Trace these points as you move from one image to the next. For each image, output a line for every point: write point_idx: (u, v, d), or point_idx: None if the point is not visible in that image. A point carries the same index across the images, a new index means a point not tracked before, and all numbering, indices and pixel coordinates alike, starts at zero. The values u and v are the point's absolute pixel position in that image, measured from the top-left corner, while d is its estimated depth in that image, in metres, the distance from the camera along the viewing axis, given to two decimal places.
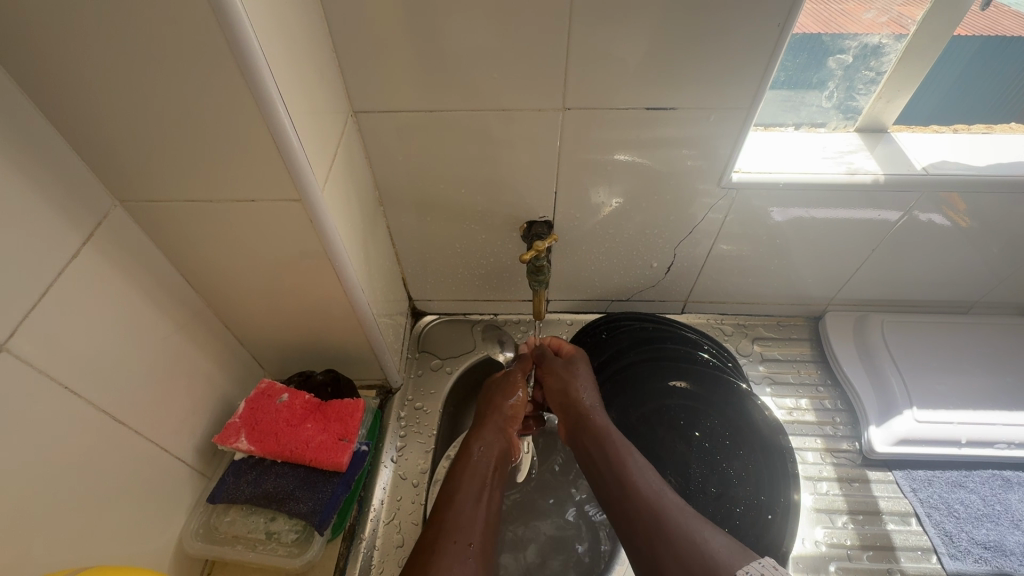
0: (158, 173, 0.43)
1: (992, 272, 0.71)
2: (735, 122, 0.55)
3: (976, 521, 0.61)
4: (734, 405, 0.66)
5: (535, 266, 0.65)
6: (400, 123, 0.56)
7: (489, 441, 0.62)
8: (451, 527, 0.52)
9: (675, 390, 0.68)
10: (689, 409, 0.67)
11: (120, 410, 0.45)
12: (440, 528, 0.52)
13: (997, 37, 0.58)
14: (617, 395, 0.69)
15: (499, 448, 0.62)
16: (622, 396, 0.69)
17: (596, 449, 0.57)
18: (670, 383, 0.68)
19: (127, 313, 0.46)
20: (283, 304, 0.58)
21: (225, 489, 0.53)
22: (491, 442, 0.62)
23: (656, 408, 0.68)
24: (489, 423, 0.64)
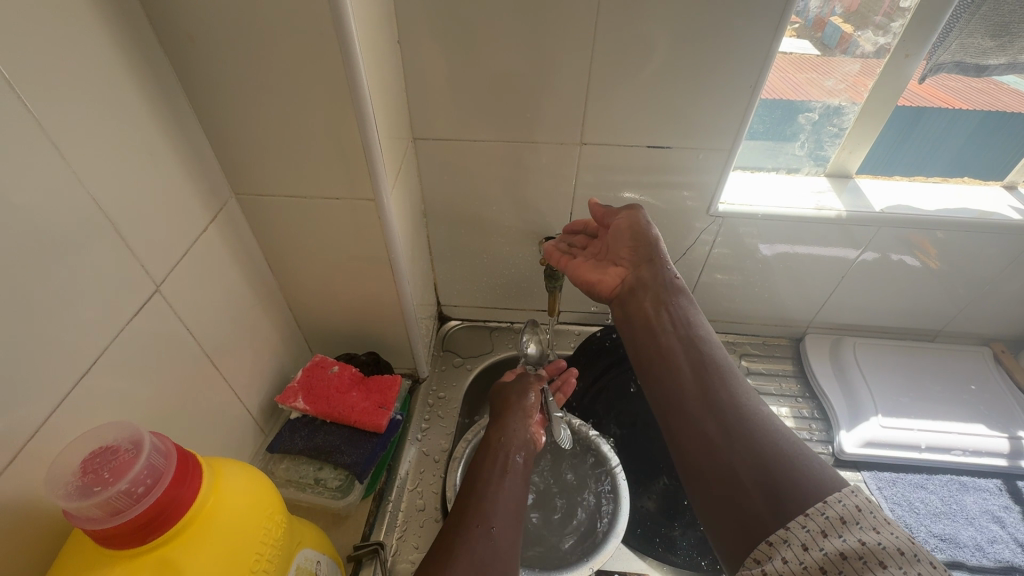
0: (269, 172, 0.56)
1: (950, 302, 0.81)
2: (719, 160, 0.68)
3: (934, 517, 0.68)
4: None
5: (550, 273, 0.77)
6: (449, 149, 0.69)
7: (512, 435, 0.67)
8: (475, 513, 0.57)
9: None
10: None
11: (215, 357, 0.56)
12: (467, 511, 0.58)
13: (997, 111, 0.70)
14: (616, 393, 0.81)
15: (521, 442, 0.67)
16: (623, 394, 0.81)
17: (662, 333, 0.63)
18: None
19: (229, 282, 0.58)
20: (340, 292, 0.69)
21: (282, 440, 0.62)
22: (513, 435, 0.67)
23: None
24: (511, 419, 0.69)
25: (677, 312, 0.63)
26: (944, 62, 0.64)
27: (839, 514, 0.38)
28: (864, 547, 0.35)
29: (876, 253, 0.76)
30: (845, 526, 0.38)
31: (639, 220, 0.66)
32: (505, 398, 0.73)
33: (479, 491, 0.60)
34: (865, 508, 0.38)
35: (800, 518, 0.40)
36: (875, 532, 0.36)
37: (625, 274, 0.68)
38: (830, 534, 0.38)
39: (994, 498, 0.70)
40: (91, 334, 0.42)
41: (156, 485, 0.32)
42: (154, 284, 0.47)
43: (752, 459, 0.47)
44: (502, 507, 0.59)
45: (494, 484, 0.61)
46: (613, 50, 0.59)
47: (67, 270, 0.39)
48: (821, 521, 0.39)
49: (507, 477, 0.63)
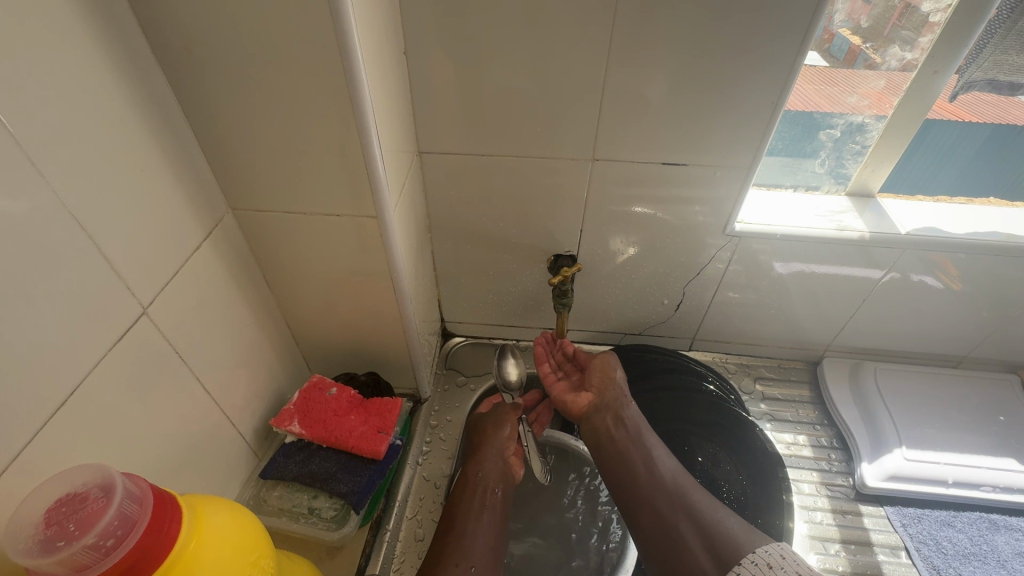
0: (267, 187, 0.53)
1: (977, 328, 0.78)
2: (736, 179, 0.65)
3: (963, 559, 0.64)
4: (738, 434, 0.72)
5: (558, 292, 0.74)
6: (455, 163, 0.67)
7: (490, 468, 0.65)
8: (454, 553, 0.55)
9: (686, 418, 0.74)
10: (696, 435, 0.72)
11: (207, 380, 0.54)
12: (446, 551, 0.55)
13: (1008, 125, 0.66)
14: None
15: (500, 476, 0.65)
16: None
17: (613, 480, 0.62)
18: (682, 411, 0.74)
19: (224, 301, 0.56)
20: (340, 309, 0.66)
21: (276, 467, 0.60)
22: (490, 468, 0.65)
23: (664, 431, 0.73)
24: (487, 451, 0.66)
25: (635, 440, 0.62)
26: (976, 80, 0.61)
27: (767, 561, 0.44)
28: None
29: (900, 276, 0.73)
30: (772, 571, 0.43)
31: (615, 366, 0.68)
32: (483, 427, 0.70)
33: (457, 527, 0.58)
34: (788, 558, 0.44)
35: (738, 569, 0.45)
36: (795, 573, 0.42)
37: (591, 403, 0.68)
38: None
39: None
40: (73, 360, 0.39)
41: (127, 536, 0.29)
42: (141, 306, 0.45)
43: (709, 547, 0.49)
44: (480, 546, 0.57)
45: (472, 521, 0.59)
46: (628, 64, 0.57)
47: (46, 294, 0.37)
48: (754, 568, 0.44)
49: (485, 514, 0.60)
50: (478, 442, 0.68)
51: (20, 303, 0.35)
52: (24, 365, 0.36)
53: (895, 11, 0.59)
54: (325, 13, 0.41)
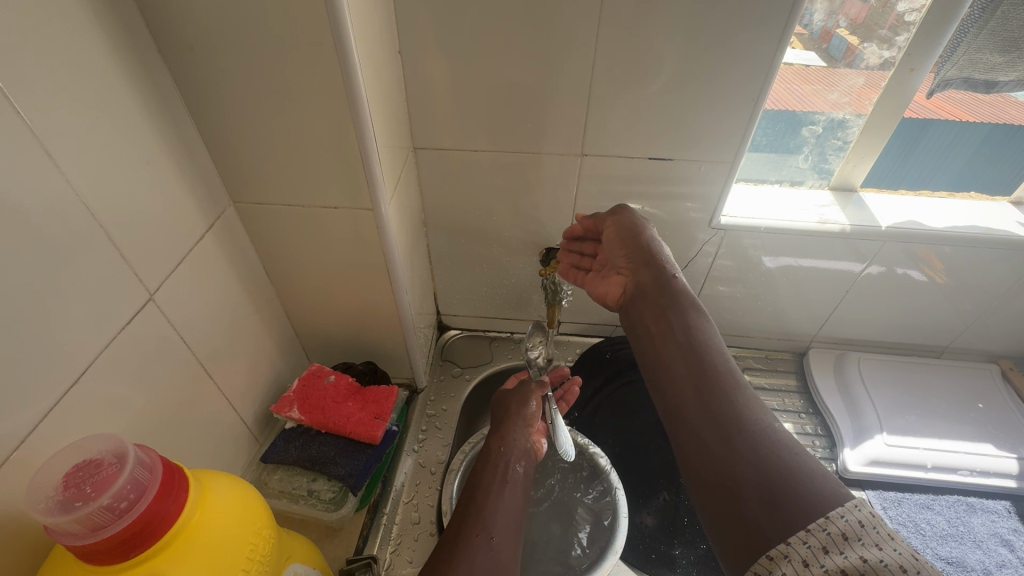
0: (267, 180, 0.55)
1: (957, 318, 0.80)
2: (720, 174, 0.67)
3: (941, 539, 0.66)
4: None
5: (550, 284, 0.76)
6: (449, 159, 0.69)
7: (513, 446, 0.66)
8: (474, 523, 0.55)
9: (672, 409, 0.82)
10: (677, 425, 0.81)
11: (210, 366, 0.56)
12: (465, 521, 0.56)
13: (1003, 124, 0.68)
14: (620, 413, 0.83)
15: (520, 454, 0.66)
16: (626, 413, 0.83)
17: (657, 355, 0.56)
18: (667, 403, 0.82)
19: (225, 291, 0.58)
20: (338, 300, 0.68)
21: (276, 451, 0.62)
22: (513, 445, 0.66)
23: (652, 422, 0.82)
24: (512, 428, 0.68)
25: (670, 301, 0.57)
26: (951, 77, 0.64)
27: (841, 530, 0.35)
28: (863, 564, 0.33)
29: (880, 268, 0.75)
30: (848, 544, 0.35)
31: (630, 222, 0.63)
32: (506, 406, 0.72)
33: (477, 499, 0.59)
34: (869, 525, 0.35)
35: (801, 534, 0.36)
36: (876, 547, 0.33)
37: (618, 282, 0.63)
38: (832, 550, 0.35)
39: (1003, 521, 0.68)
40: (82, 343, 0.41)
41: (140, 500, 0.32)
42: (147, 292, 0.47)
43: (765, 495, 0.40)
44: (500, 518, 0.57)
45: (493, 494, 0.60)
46: (615, 62, 0.59)
47: (59, 279, 0.39)
48: (822, 537, 0.36)
49: (507, 487, 0.62)
50: (500, 421, 0.69)
51: (36, 286, 0.37)
52: (39, 345, 0.38)
53: (892, 14, 0.61)
54: (322, 12, 0.43)
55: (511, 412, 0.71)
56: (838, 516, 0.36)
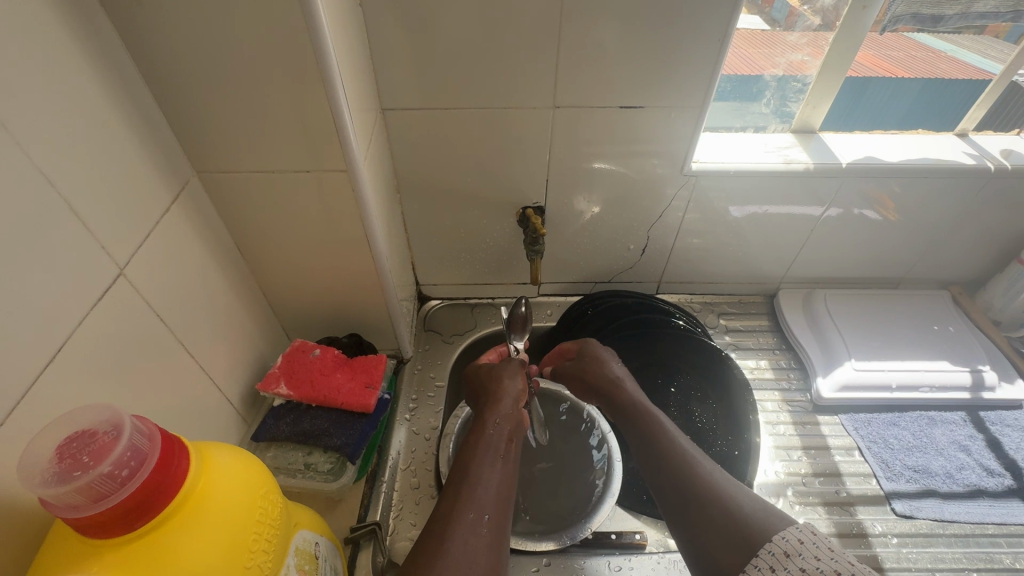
0: (232, 147, 0.52)
1: (913, 249, 0.85)
2: (690, 118, 0.67)
3: (908, 451, 0.71)
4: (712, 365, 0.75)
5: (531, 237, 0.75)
6: (419, 118, 0.67)
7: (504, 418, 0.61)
8: (467, 502, 0.50)
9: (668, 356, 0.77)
10: (669, 370, 0.77)
11: (189, 346, 0.53)
12: (456, 499, 0.51)
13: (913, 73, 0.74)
14: None
15: (514, 424, 0.61)
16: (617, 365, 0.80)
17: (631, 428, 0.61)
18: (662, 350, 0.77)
19: (197, 266, 0.55)
20: (315, 272, 0.66)
21: (267, 429, 0.60)
22: (505, 417, 0.61)
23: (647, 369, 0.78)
24: (502, 401, 0.63)
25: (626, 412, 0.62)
26: (901, 14, 0.65)
27: (784, 549, 0.44)
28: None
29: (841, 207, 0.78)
30: (789, 560, 0.43)
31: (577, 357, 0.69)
32: (496, 377, 0.67)
33: (465, 475, 0.54)
34: (808, 541, 0.44)
35: (753, 559, 0.45)
36: (815, 558, 0.42)
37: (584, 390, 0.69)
38: (777, 568, 0.43)
39: (959, 429, 0.73)
40: (54, 321, 0.39)
41: (140, 469, 0.31)
42: (118, 267, 0.44)
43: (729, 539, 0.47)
44: (492, 493, 0.52)
45: (482, 466, 0.54)
46: (584, 7, 0.57)
47: (20, 256, 0.36)
48: (770, 559, 0.44)
49: (500, 463, 0.56)
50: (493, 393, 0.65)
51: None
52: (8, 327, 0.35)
53: None
54: None
55: (492, 385, 0.66)
56: (782, 538, 0.45)
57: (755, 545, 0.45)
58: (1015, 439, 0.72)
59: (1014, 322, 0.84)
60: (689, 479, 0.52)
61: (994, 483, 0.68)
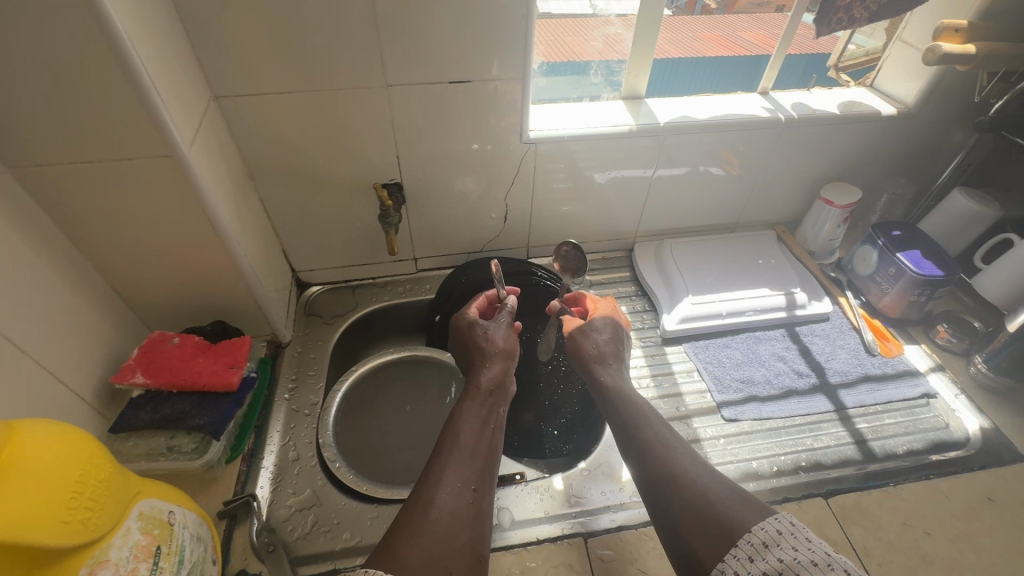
0: (42, 138, 0.52)
1: (738, 195, 0.97)
2: (517, 89, 0.73)
3: (737, 366, 0.83)
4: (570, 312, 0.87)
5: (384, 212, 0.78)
6: (257, 103, 0.69)
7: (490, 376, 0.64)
8: (449, 461, 0.51)
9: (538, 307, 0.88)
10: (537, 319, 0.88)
11: (22, 342, 0.53)
12: (443, 468, 0.50)
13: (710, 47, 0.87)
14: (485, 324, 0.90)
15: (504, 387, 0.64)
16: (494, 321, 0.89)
17: (626, 416, 0.60)
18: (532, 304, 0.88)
19: (23, 262, 0.54)
20: (165, 262, 0.66)
21: (125, 419, 0.61)
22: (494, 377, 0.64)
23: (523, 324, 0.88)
24: (486, 360, 0.66)
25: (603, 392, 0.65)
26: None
27: (762, 540, 0.41)
28: (782, 566, 0.38)
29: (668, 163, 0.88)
30: (767, 550, 0.40)
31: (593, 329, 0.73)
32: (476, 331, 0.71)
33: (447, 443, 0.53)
34: (787, 531, 0.41)
35: (732, 548, 0.42)
36: (792, 548, 0.39)
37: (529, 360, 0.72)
38: (755, 558, 0.40)
39: (777, 343, 0.86)
40: None
41: None
42: None
43: (708, 533, 0.44)
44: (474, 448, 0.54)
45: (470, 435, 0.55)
46: None
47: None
48: (748, 548, 0.41)
49: (484, 430, 0.57)
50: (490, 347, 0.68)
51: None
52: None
53: None
54: None
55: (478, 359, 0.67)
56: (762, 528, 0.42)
57: (735, 535, 0.43)
58: (821, 345, 0.86)
59: (824, 251, 0.98)
60: (662, 465, 0.52)
61: (802, 383, 0.81)
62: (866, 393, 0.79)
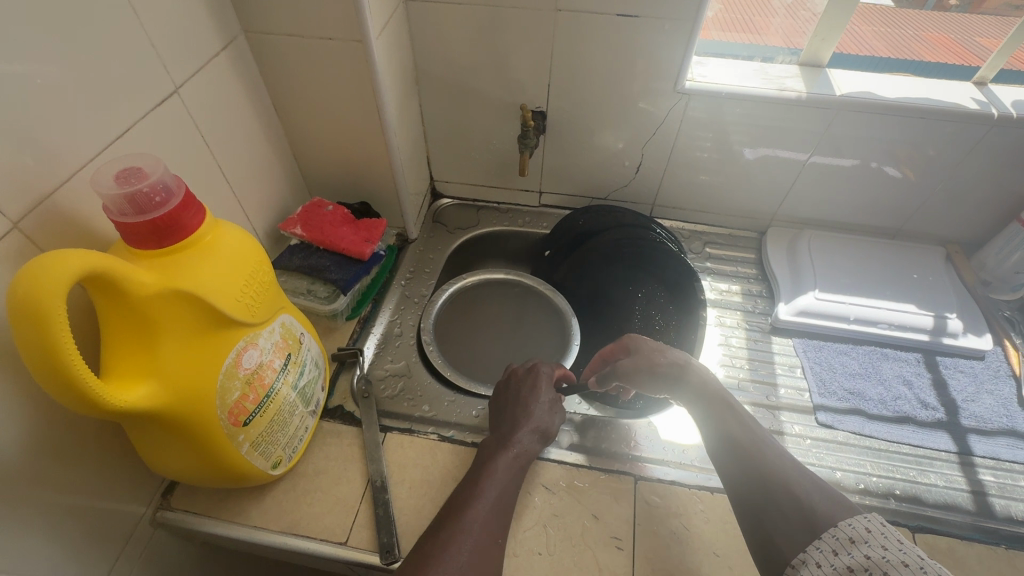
0: (273, 10, 0.62)
1: (909, 199, 0.86)
2: (685, 31, 0.71)
3: (850, 376, 0.76)
4: (682, 281, 0.84)
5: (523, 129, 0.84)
6: (435, 13, 0.74)
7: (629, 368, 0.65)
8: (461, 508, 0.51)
9: (644, 268, 0.86)
10: (637, 273, 0.87)
11: (227, 170, 0.66)
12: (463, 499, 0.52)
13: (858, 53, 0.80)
14: (592, 271, 0.88)
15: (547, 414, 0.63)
16: (601, 270, 0.88)
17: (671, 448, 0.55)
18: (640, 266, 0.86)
19: (236, 107, 0.66)
20: (337, 141, 0.77)
21: (283, 259, 0.74)
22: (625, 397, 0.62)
23: (626, 280, 0.87)
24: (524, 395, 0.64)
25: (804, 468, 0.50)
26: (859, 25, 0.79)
27: (850, 535, 0.42)
28: (868, 561, 0.39)
29: (827, 152, 0.81)
30: (854, 546, 0.41)
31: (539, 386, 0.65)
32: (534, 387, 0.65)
33: (475, 488, 0.53)
34: (875, 530, 0.42)
35: (816, 541, 0.44)
36: (882, 548, 0.40)
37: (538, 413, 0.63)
38: (840, 552, 0.42)
39: (909, 367, 0.77)
40: (113, 113, 0.49)
41: (165, 202, 0.44)
42: (173, 85, 0.55)
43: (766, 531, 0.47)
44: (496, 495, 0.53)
45: (490, 482, 0.54)
46: None
47: (74, 31, 0.44)
48: (833, 542, 0.43)
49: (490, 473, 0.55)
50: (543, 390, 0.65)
51: (56, 43, 0.43)
52: (58, 97, 0.44)
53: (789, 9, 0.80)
54: None
55: (527, 395, 0.64)
56: (834, 536, 0.43)
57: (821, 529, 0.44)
58: (963, 383, 0.75)
59: (1002, 285, 0.84)
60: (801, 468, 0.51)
61: (926, 414, 0.72)
62: (1004, 448, 0.68)
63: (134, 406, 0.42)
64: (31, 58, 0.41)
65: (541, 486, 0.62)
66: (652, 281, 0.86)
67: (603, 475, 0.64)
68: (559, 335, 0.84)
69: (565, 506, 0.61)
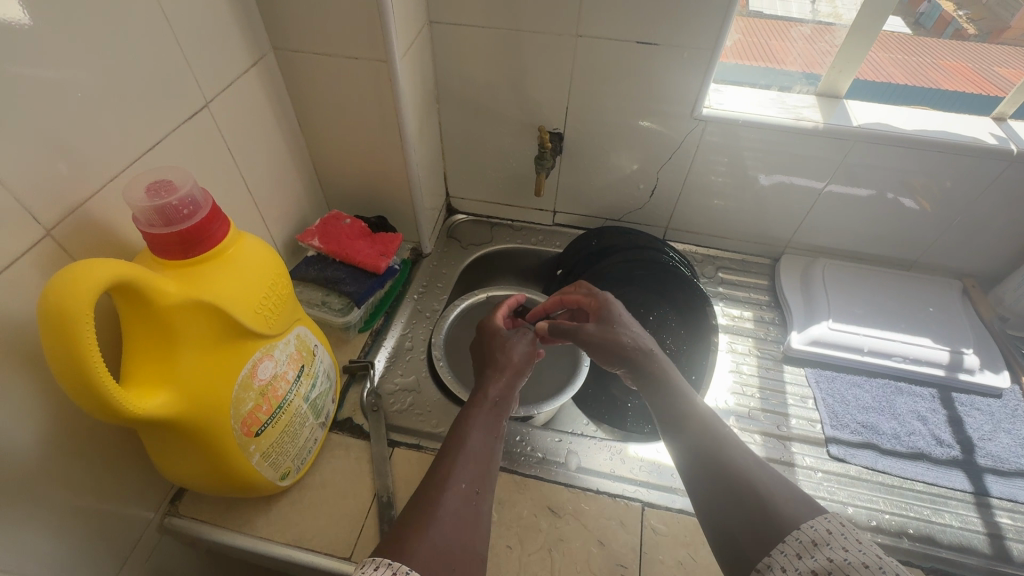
0: (303, 30, 0.64)
1: (925, 231, 0.85)
2: (702, 60, 0.72)
3: (863, 410, 0.75)
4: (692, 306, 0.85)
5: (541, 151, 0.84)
6: (458, 35, 0.76)
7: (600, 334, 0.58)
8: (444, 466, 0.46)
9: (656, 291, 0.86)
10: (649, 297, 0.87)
11: (251, 182, 0.67)
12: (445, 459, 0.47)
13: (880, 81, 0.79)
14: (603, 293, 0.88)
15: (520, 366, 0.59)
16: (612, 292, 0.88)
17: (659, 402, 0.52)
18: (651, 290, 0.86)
19: (262, 121, 0.68)
20: (358, 156, 0.78)
21: (300, 270, 0.75)
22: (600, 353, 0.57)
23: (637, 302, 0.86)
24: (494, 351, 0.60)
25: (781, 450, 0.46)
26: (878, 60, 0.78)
27: (812, 538, 0.37)
28: (831, 565, 0.34)
29: (843, 183, 0.82)
30: (816, 549, 0.36)
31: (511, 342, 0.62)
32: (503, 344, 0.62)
33: (452, 446, 0.48)
34: (839, 533, 0.37)
35: (780, 544, 0.38)
36: (843, 548, 0.35)
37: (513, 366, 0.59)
38: (803, 556, 0.36)
39: (924, 402, 0.76)
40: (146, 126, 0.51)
41: (193, 214, 0.45)
42: (204, 100, 0.57)
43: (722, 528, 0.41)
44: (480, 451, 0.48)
45: (467, 441, 0.49)
46: None
47: (114, 48, 0.46)
48: (795, 545, 0.37)
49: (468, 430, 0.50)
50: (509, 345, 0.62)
51: (95, 60, 0.45)
52: (96, 110, 0.45)
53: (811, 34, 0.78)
54: None
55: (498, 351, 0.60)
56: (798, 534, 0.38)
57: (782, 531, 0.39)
58: (979, 421, 0.74)
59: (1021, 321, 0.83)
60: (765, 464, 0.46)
61: (940, 451, 0.70)
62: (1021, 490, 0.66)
63: (151, 413, 0.43)
64: (72, 73, 0.43)
65: (547, 509, 0.62)
66: (664, 304, 0.86)
67: (610, 500, 0.63)
68: (569, 355, 0.84)
69: (571, 531, 0.60)
